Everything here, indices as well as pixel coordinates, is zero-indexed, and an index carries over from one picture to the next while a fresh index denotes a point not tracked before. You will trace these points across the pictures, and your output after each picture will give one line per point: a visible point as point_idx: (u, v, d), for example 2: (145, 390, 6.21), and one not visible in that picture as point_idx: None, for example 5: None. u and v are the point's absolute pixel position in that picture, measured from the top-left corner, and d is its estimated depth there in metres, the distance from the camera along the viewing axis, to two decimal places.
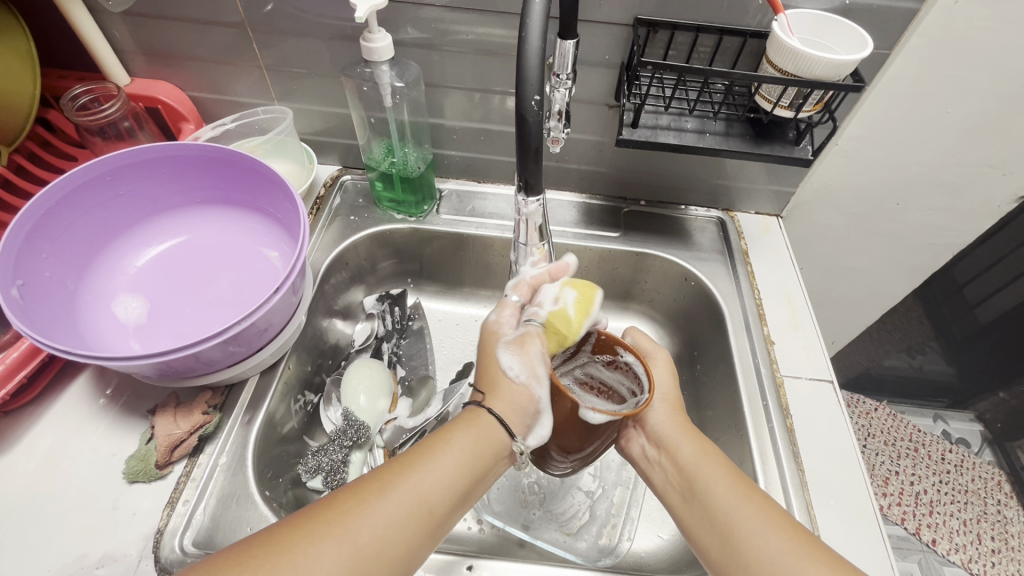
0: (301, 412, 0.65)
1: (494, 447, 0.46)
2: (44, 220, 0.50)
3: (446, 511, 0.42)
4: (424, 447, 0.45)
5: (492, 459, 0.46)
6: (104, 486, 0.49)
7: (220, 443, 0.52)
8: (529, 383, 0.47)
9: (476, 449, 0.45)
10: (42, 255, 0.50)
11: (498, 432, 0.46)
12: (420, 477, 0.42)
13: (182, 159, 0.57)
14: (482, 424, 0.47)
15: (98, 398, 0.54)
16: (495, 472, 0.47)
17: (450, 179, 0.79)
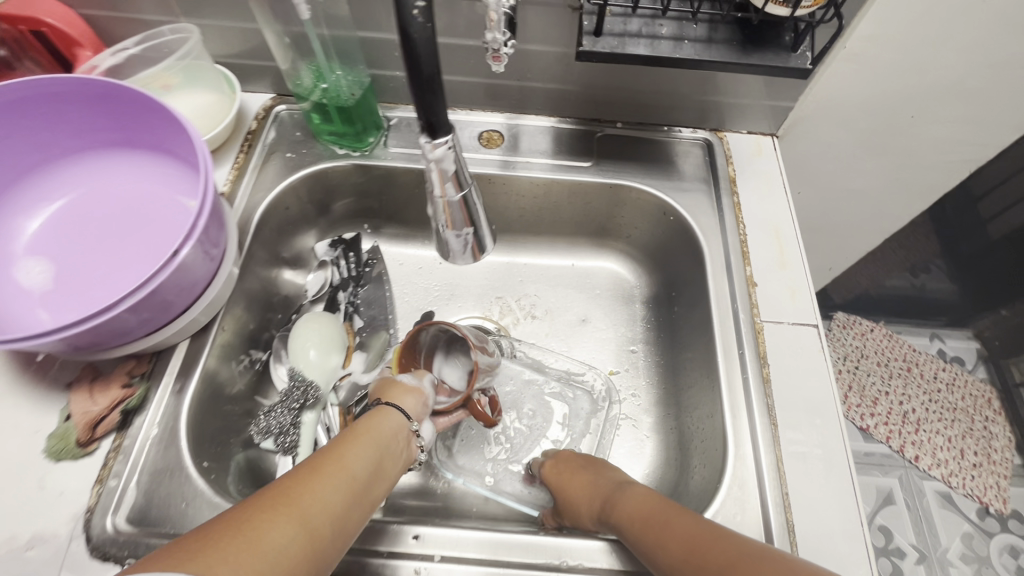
0: (248, 371, 0.61)
1: (400, 432, 0.49)
2: None
3: (374, 485, 0.43)
4: (336, 442, 0.44)
5: (395, 446, 0.48)
6: (28, 466, 0.46)
7: (150, 414, 0.49)
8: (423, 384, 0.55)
9: (384, 440, 0.47)
10: None
11: (392, 423, 0.49)
12: (347, 459, 0.43)
13: (59, 96, 0.48)
14: (381, 418, 0.48)
15: (20, 372, 0.50)
16: (404, 457, 0.49)
17: (400, 106, 0.69)
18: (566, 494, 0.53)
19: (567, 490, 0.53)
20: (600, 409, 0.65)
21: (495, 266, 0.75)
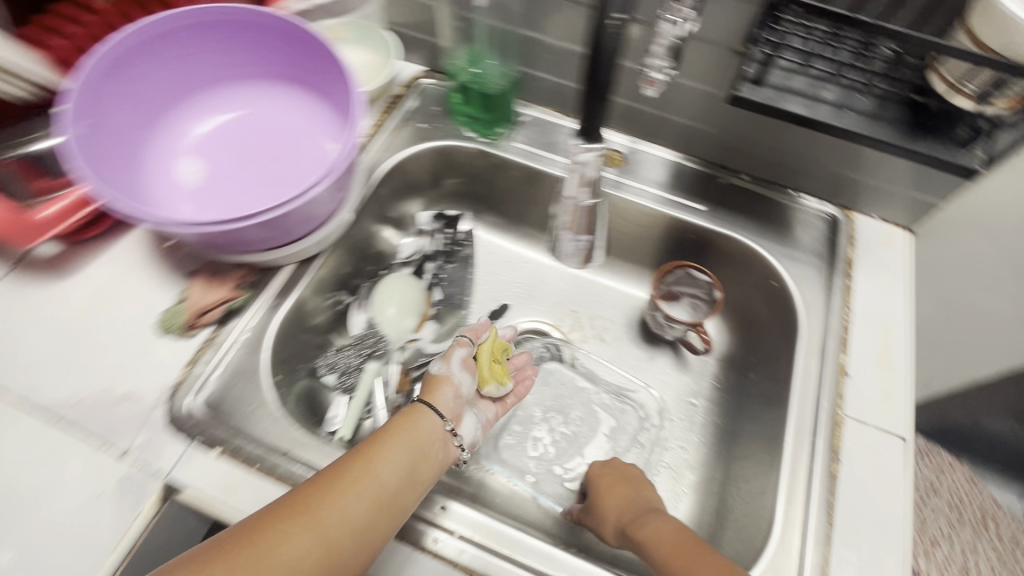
0: (332, 308, 0.64)
1: (433, 445, 0.49)
2: (121, 63, 0.49)
3: (402, 495, 0.44)
4: (373, 442, 0.46)
5: (432, 446, 0.49)
6: (138, 332, 0.53)
7: (246, 319, 0.54)
8: (453, 378, 0.55)
9: (417, 440, 0.48)
10: (114, 98, 0.50)
11: (432, 421, 0.51)
12: (373, 468, 0.44)
13: (254, 28, 0.53)
14: (417, 423, 0.49)
15: (156, 247, 0.57)
16: (438, 463, 0.49)
17: (534, 105, 0.71)
18: (602, 497, 0.52)
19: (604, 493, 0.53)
20: (643, 447, 0.64)
21: (578, 279, 0.76)
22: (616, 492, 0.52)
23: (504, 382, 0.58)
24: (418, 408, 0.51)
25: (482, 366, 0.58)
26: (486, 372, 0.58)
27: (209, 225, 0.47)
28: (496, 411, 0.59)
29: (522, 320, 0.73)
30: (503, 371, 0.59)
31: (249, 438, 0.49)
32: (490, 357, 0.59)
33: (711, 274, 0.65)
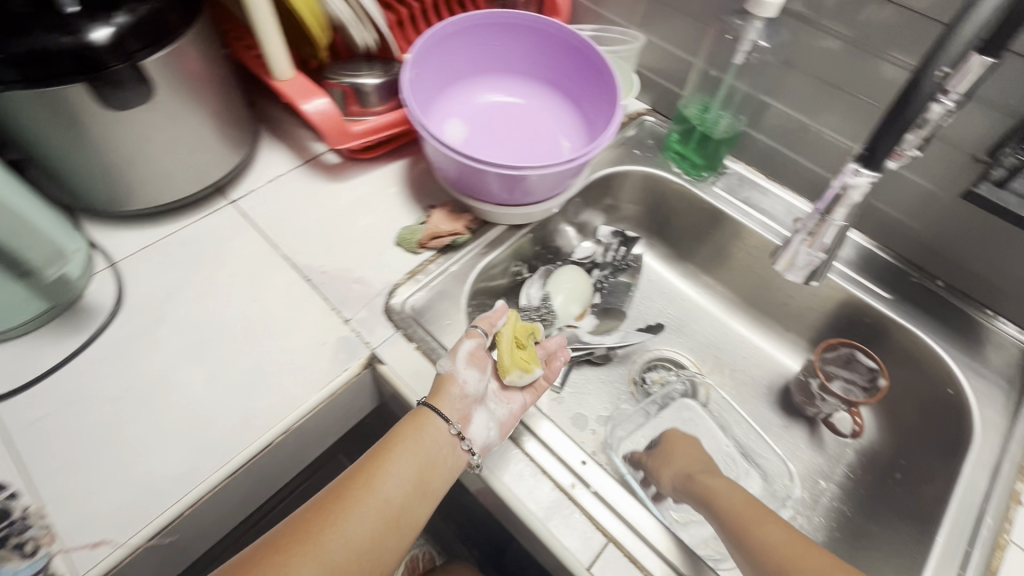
0: (512, 277, 0.73)
1: (451, 453, 0.48)
2: (452, 34, 0.64)
3: (409, 505, 0.45)
4: (377, 453, 0.47)
5: (439, 457, 0.47)
6: (380, 237, 0.65)
7: (461, 255, 0.64)
8: (455, 375, 0.51)
9: (424, 450, 0.47)
10: (434, 59, 0.65)
11: (438, 425, 0.48)
12: (374, 485, 0.44)
13: (550, 39, 0.67)
14: (422, 429, 0.48)
15: (408, 180, 0.70)
16: (452, 464, 0.48)
17: (741, 162, 0.77)
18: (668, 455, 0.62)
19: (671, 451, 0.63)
20: None
21: (728, 329, 0.78)
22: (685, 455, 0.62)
23: (530, 369, 0.54)
24: (421, 414, 0.49)
25: (502, 354, 0.55)
26: (507, 358, 0.54)
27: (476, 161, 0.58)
28: (524, 401, 0.54)
29: (666, 349, 0.77)
30: (528, 357, 0.56)
31: (438, 345, 0.58)
32: (507, 347, 0.55)
33: (877, 360, 0.64)
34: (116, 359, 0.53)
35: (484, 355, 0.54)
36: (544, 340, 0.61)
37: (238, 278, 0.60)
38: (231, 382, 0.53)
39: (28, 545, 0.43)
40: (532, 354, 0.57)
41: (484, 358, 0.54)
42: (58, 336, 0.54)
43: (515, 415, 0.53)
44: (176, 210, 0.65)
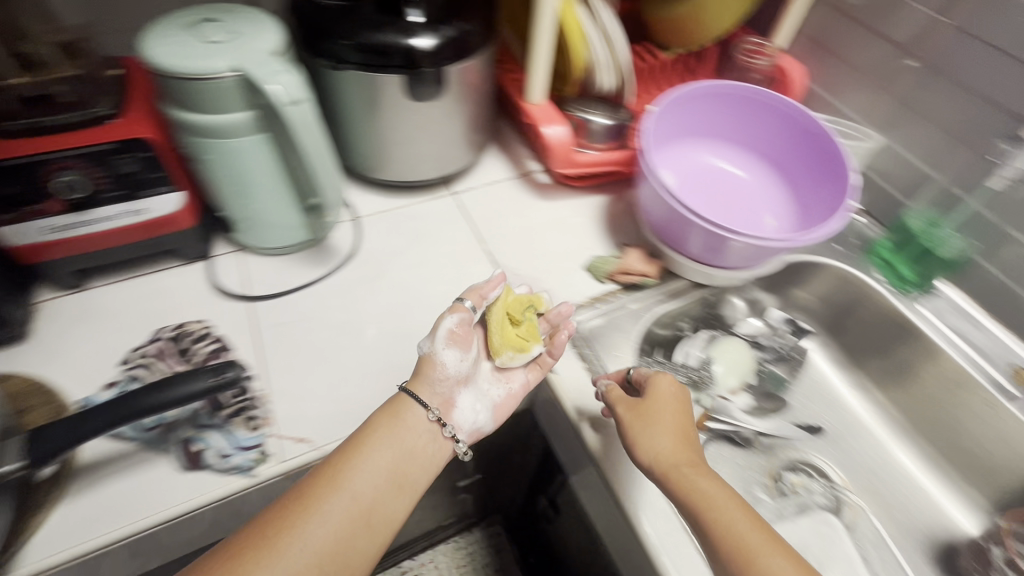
0: (674, 332, 0.70)
1: (425, 447, 0.50)
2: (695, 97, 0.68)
3: (382, 501, 0.46)
4: (347, 448, 0.47)
5: (416, 451, 0.49)
6: (571, 258, 0.70)
7: (642, 296, 0.67)
8: (435, 356, 0.51)
9: (400, 444, 0.48)
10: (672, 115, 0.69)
11: (416, 413, 0.50)
12: (342, 481, 0.45)
13: (789, 122, 0.68)
14: (398, 420, 0.49)
15: (607, 215, 0.75)
16: (430, 451, 0.50)
17: (956, 288, 0.72)
18: (647, 417, 0.49)
19: (653, 414, 0.50)
20: None
21: (890, 457, 0.72)
22: (674, 427, 0.49)
23: (526, 349, 0.55)
24: (398, 403, 0.50)
25: (493, 334, 0.55)
26: (498, 339, 0.54)
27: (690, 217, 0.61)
28: (525, 378, 0.57)
29: (815, 458, 0.68)
30: (525, 335, 0.56)
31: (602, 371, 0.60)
32: (500, 326, 0.55)
33: None
34: (342, 296, 0.63)
35: (468, 333, 0.53)
36: (548, 311, 0.60)
37: (446, 259, 0.68)
38: None
39: (256, 420, 0.52)
40: (529, 329, 0.57)
41: (467, 335, 0.53)
42: (307, 265, 0.65)
43: (508, 398, 0.56)
44: (409, 189, 0.76)
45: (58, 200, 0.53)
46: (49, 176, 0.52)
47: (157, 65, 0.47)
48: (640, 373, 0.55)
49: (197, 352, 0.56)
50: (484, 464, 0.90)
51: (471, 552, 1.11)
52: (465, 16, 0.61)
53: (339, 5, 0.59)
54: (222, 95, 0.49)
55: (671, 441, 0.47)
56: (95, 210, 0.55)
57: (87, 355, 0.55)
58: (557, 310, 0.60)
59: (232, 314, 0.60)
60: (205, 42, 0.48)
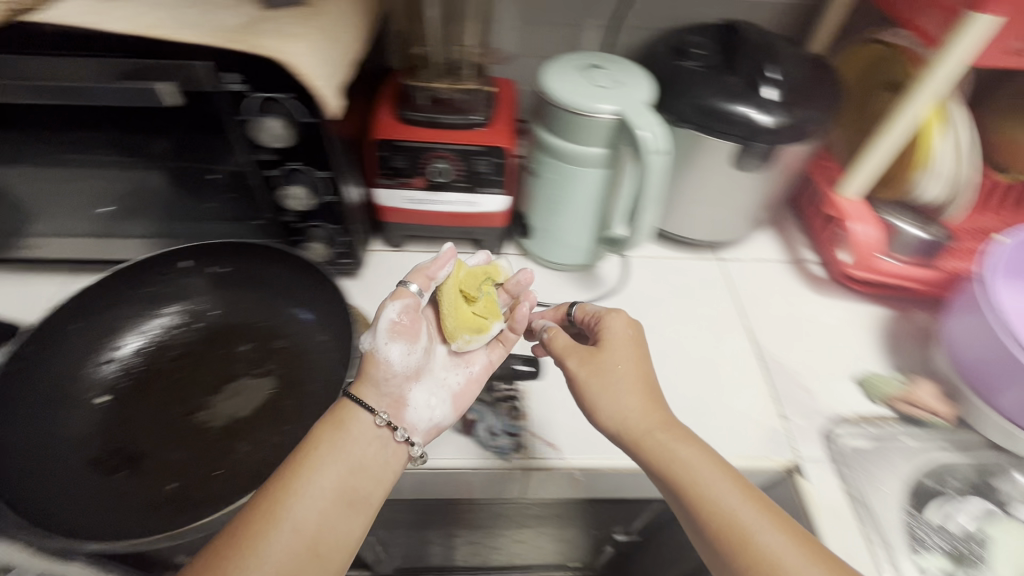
0: (939, 485, 0.57)
1: (379, 458, 0.45)
2: None
3: (332, 522, 0.40)
4: (285, 473, 0.41)
5: (369, 466, 0.44)
6: (840, 365, 0.65)
7: (923, 435, 0.59)
8: (378, 348, 0.46)
9: (350, 457, 0.43)
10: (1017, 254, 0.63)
11: (363, 419, 0.45)
12: (278, 518, 0.39)
13: None
14: (343, 430, 0.44)
15: (890, 332, 0.69)
16: (382, 459, 0.45)
17: None
18: (605, 377, 0.49)
19: (608, 366, 0.49)
20: None
21: None
22: (626, 367, 0.49)
23: (482, 329, 0.52)
24: (339, 410, 0.45)
25: (446, 318, 0.51)
26: (451, 322, 0.51)
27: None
28: (486, 359, 0.55)
29: None
30: (480, 312, 0.53)
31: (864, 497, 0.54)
32: (452, 304, 0.51)
33: None
34: None
35: (414, 322, 0.48)
36: (507, 281, 0.58)
37: (706, 321, 0.68)
38: (674, 397, 0.60)
39: (518, 412, 0.57)
40: (487, 305, 0.54)
41: (412, 323, 0.48)
42: (577, 286, 0.71)
43: (468, 383, 0.53)
44: (677, 244, 0.78)
45: (423, 179, 0.65)
46: (428, 161, 0.64)
47: (552, 97, 0.56)
48: (587, 313, 0.55)
49: None
50: (644, 528, 0.87)
51: None
52: (812, 103, 0.61)
53: (697, 69, 0.63)
54: (594, 131, 0.56)
55: (633, 400, 0.47)
56: (443, 192, 0.66)
57: None
58: (582, 312, 0.56)
59: None
60: (593, 86, 0.56)
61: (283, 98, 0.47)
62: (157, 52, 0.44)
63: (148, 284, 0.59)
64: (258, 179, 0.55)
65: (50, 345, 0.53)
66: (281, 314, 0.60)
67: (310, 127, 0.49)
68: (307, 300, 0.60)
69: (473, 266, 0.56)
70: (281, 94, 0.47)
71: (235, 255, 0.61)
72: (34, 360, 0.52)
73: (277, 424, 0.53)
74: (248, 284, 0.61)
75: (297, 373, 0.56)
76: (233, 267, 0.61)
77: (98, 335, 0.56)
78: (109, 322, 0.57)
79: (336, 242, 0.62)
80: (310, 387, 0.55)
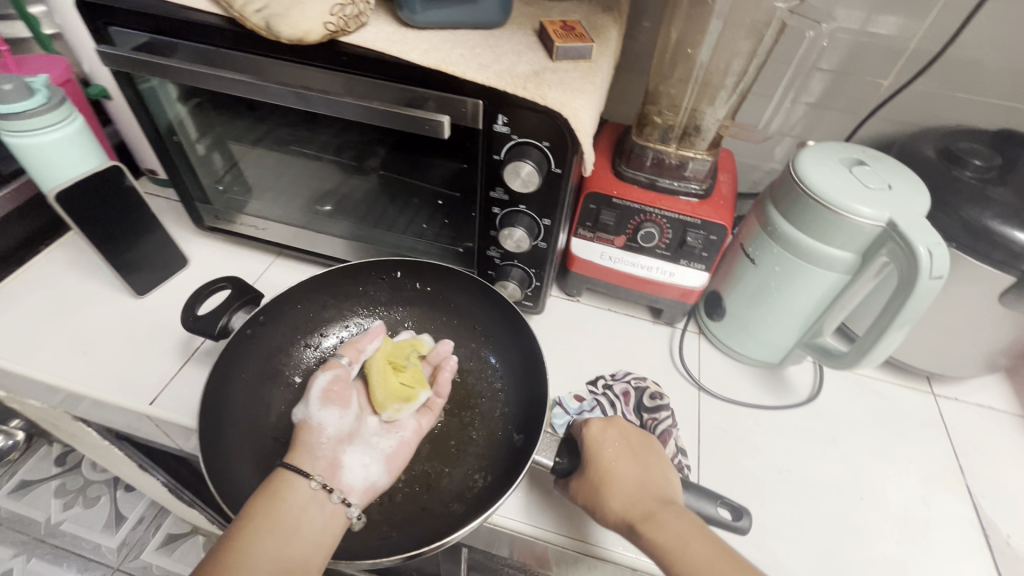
0: None
1: (319, 523, 0.42)
2: None
3: None
4: (221, 548, 0.39)
5: (307, 530, 0.41)
6: None
7: None
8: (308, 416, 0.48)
9: (284, 521, 0.41)
10: None
11: (298, 484, 0.43)
12: None
13: None
14: (279, 497, 0.42)
15: None
16: (319, 523, 0.42)
17: None
18: (599, 461, 0.47)
19: (601, 454, 0.47)
20: None
21: None
22: (612, 458, 0.47)
23: (411, 398, 0.51)
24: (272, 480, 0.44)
25: (376, 387, 0.52)
26: (382, 393, 0.51)
27: None
28: (417, 425, 0.52)
29: None
30: (404, 381, 0.52)
31: None
32: (380, 376, 0.52)
33: None
34: (788, 439, 0.60)
35: (346, 389, 0.51)
36: (430, 351, 0.58)
37: (913, 465, 0.58)
38: (870, 552, 0.51)
39: None
40: (413, 374, 0.54)
41: (344, 391, 0.50)
42: (761, 387, 0.64)
43: (401, 446, 0.50)
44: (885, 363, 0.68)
45: (626, 238, 0.63)
46: (638, 223, 0.61)
47: (808, 187, 0.51)
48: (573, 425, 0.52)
49: (657, 418, 0.58)
50: None
51: None
52: None
53: (973, 181, 0.55)
54: (845, 234, 0.50)
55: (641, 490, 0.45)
56: (642, 256, 0.63)
57: (567, 360, 0.65)
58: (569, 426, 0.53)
59: (684, 394, 0.62)
60: (861, 186, 0.50)
61: (543, 145, 0.47)
62: (443, 85, 0.45)
63: (362, 283, 0.62)
64: (481, 213, 0.55)
65: (277, 315, 0.58)
66: (463, 351, 0.61)
67: (556, 176, 0.49)
68: (494, 343, 0.60)
69: (400, 340, 0.58)
70: (541, 142, 0.47)
71: (442, 279, 0.62)
72: (261, 328, 0.56)
73: (437, 464, 0.52)
74: (442, 309, 0.63)
75: (467, 418, 0.56)
76: (436, 288, 0.62)
77: (311, 319, 0.60)
78: (322, 312, 0.61)
79: (528, 285, 0.61)
80: (475, 436, 0.54)
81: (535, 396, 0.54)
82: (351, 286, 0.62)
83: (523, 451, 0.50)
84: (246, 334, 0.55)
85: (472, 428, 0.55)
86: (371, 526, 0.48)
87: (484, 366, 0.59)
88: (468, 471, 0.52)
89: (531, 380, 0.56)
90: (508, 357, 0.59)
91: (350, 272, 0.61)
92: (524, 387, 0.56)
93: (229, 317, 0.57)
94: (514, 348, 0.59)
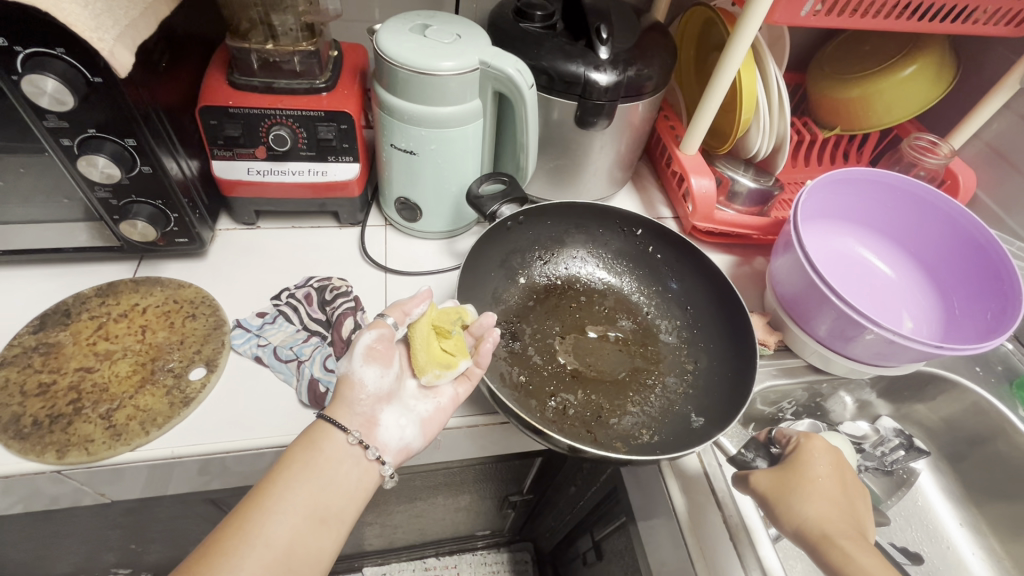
0: None
1: (349, 476, 0.45)
2: (878, 183, 0.67)
3: (302, 537, 0.41)
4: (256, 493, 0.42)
5: (338, 472, 0.45)
6: None
7: None
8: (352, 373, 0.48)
9: (319, 470, 0.44)
10: (849, 192, 0.69)
11: (335, 441, 0.46)
12: (251, 534, 0.40)
13: (957, 226, 0.64)
14: (317, 447, 0.45)
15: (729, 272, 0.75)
16: (354, 479, 0.45)
17: None
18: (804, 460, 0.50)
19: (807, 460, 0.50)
20: None
21: None
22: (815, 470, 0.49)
23: (451, 365, 0.51)
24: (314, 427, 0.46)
25: (417, 351, 0.51)
26: (424, 356, 0.50)
27: (827, 287, 0.59)
28: (453, 393, 0.53)
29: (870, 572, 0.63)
30: (442, 350, 0.52)
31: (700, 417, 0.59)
32: (425, 342, 0.51)
33: None
34: None
35: (390, 349, 0.49)
36: (473, 322, 0.56)
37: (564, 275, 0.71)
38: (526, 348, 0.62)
39: None
40: (456, 344, 0.53)
41: (388, 351, 0.49)
42: (443, 252, 0.72)
43: (437, 412, 0.52)
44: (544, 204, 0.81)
45: (265, 148, 0.62)
46: (267, 129, 0.60)
47: (387, 55, 0.55)
48: (785, 435, 0.55)
49: (335, 305, 0.61)
50: (536, 488, 0.92)
51: (493, 570, 1.19)
52: (646, 62, 0.64)
53: (537, 31, 0.65)
54: (433, 91, 0.56)
55: (836, 509, 0.46)
56: (289, 161, 0.64)
57: (249, 284, 0.64)
58: (779, 433, 0.56)
59: (371, 280, 0.67)
60: (432, 44, 0.56)
61: (60, 52, 0.42)
62: None
63: (603, 227, 0.73)
64: (55, 149, 0.49)
65: (534, 220, 0.70)
66: (667, 322, 0.68)
67: (101, 86, 0.45)
68: (670, 276, 0.71)
69: (446, 308, 0.56)
70: (57, 49, 0.42)
71: (673, 248, 0.71)
72: (517, 225, 0.69)
73: (613, 404, 0.58)
74: (657, 272, 0.72)
75: (653, 380, 0.62)
76: (664, 257, 0.72)
77: (548, 241, 0.72)
78: (566, 233, 0.73)
79: (165, 220, 0.57)
80: (654, 399, 0.60)
81: (740, 350, 0.61)
82: (593, 226, 0.73)
83: (706, 430, 0.55)
84: (506, 224, 0.67)
85: (655, 390, 0.61)
86: (543, 418, 0.56)
87: (687, 344, 0.66)
88: (637, 424, 0.57)
89: (731, 330, 0.64)
90: (719, 341, 0.64)
91: (604, 214, 0.72)
92: (724, 387, 0.59)
93: (500, 206, 0.65)
94: (725, 326, 0.65)
